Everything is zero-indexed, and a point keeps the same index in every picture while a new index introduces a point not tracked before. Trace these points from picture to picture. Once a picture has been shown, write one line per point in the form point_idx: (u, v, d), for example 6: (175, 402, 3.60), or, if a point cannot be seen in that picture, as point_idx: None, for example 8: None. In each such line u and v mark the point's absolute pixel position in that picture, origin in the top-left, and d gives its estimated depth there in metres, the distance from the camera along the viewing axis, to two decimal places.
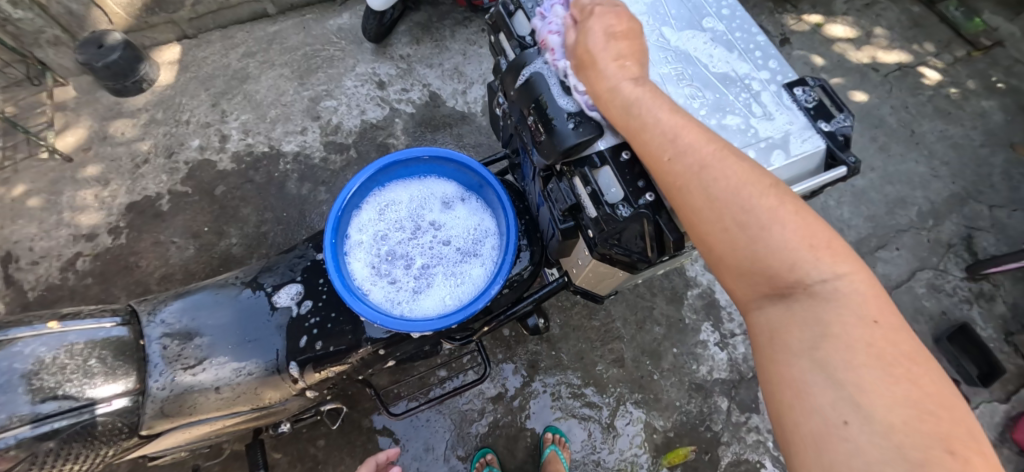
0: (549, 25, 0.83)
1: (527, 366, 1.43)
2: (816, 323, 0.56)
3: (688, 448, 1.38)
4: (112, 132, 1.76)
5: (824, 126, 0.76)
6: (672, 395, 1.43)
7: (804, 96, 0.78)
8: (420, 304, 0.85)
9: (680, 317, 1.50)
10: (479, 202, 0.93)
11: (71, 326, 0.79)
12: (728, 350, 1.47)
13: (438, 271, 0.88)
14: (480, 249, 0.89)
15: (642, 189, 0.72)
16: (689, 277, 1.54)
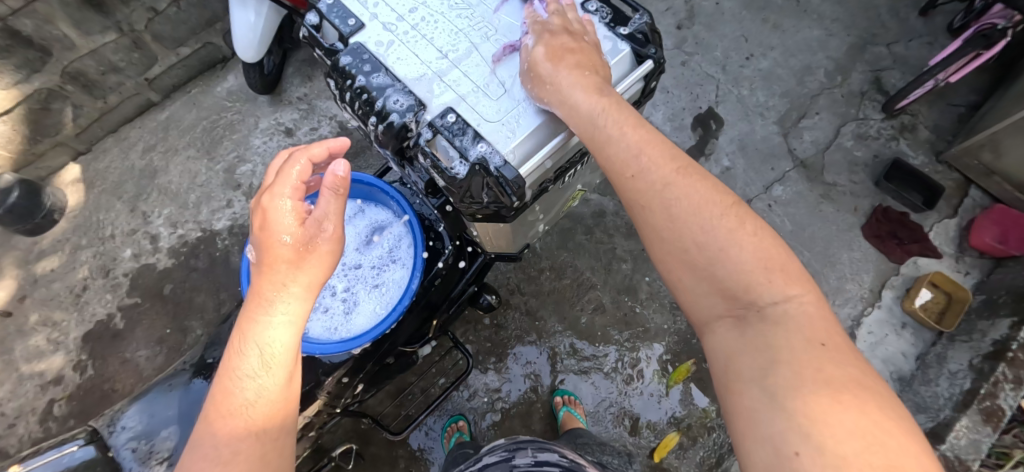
0: (353, 23, 0.85)
1: (522, 346, 1.46)
2: (779, 335, 0.60)
3: (690, 364, 1.44)
4: (41, 273, 1.71)
5: (624, 32, 0.84)
6: (659, 320, 1.48)
7: (601, 13, 0.86)
8: (353, 322, 1.00)
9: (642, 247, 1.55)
10: (372, 214, 1.07)
11: (34, 463, 0.82)
12: None
13: (363, 284, 1.02)
14: (393, 249, 1.03)
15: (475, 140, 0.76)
16: None
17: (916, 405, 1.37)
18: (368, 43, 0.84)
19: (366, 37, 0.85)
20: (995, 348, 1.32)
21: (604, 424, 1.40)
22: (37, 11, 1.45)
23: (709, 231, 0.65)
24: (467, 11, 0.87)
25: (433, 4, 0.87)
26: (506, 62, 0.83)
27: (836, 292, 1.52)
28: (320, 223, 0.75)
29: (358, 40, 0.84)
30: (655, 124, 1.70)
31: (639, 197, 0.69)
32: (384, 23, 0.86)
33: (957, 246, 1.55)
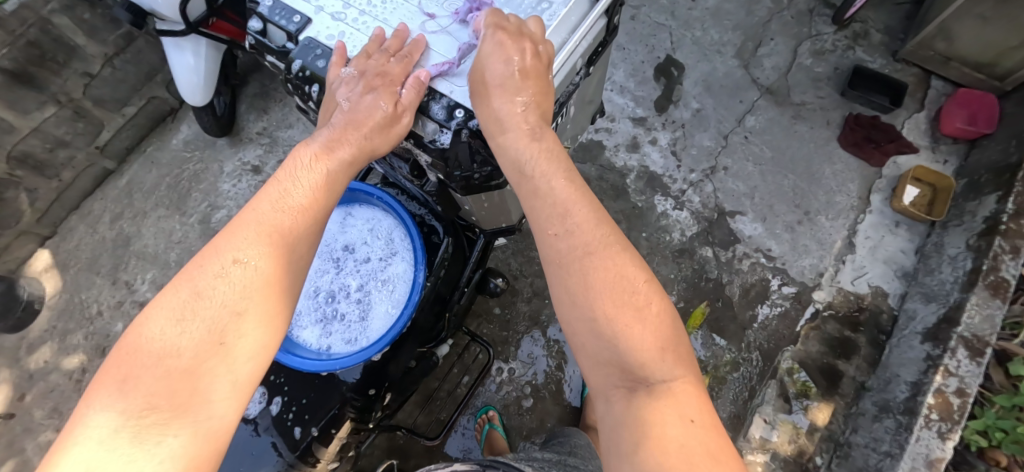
0: (298, 17, 0.79)
1: (539, 331, 1.45)
2: (658, 415, 0.58)
3: (703, 305, 1.49)
4: (35, 366, 1.65)
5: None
6: (665, 272, 1.52)
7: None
8: (372, 325, 0.97)
9: (632, 206, 1.57)
10: (362, 212, 1.03)
11: None
12: (687, 207, 1.57)
13: (371, 287, 0.99)
14: (392, 245, 1.00)
15: (450, 107, 0.75)
16: (620, 169, 1.61)
17: (925, 297, 1.40)
18: (320, 37, 0.79)
19: (315, 32, 0.79)
20: (987, 224, 1.35)
21: None
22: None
23: (623, 314, 0.62)
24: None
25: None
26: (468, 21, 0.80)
27: (828, 206, 1.55)
28: (381, 103, 0.73)
29: (309, 36, 0.79)
30: (618, 83, 1.69)
31: (557, 257, 0.66)
32: (332, 13, 0.80)
33: (931, 138, 1.58)
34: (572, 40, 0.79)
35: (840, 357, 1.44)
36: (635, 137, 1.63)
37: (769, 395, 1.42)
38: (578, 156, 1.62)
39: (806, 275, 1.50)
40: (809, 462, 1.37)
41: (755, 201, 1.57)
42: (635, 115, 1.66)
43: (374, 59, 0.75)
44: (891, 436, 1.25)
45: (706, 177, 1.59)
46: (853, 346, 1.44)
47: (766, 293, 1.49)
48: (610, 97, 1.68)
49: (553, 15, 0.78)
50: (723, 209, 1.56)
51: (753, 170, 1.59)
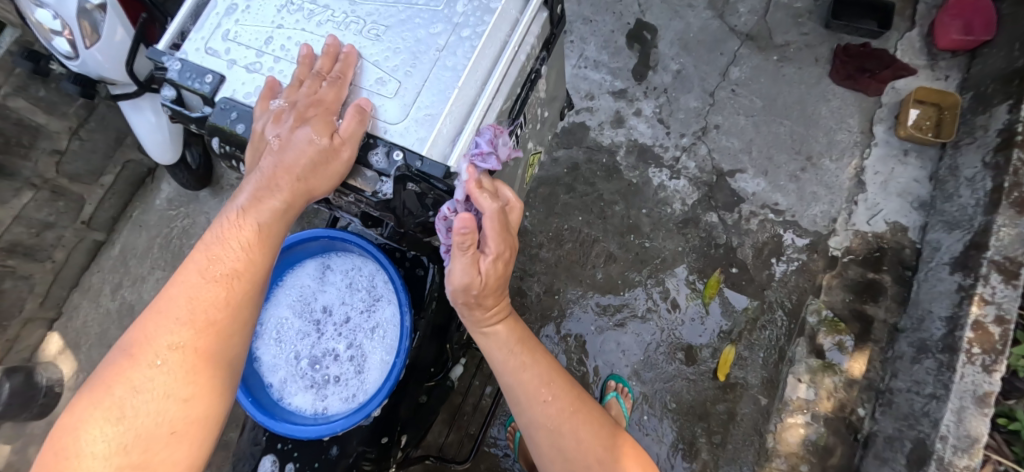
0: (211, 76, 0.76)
1: (552, 325, 1.44)
2: None
3: (718, 273, 1.44)
4: None
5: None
6: (672, 245, 1.46)
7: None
8: (367, 377, 0.98)
9: (627, 184, 1.51)
10: (336, 262, 1.04)
11: None
12: (683, 175, 1.50)
13: (359, 339, 1.00)
14: (375, 291, 1.01)
15: (388, 153, 0.70)
16: (609, 147, 1.55)
17: (947, 225, 1.33)
18: (237, 93, 0.76)
19: (231, 89, 0.76)
20: (1003, 138, 1.27)
21: (659, 365, 1.40)
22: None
23: None
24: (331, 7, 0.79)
25: (290, 19, 0.79)
26: (397, 42, 0.74)
27: (830, 147, 1.48)
28: (313, 135, 0.68)
29: (225, 95, 0.76)
30: (591, 57, 1.61)
31: None
32: (246, 64, 0.77)
33: (928, 55, 1.49)
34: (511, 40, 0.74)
35: (867, 302, 1.38)
36: (618, 111, 1.56)
37: (799, 353, 1.37)
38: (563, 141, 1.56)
39: (819, 223, 1.44)
40: (852, 415, 1.33)
41: (753, 156, 1.50)
42: (614, 88, 1.58)
43: (307, 85, 0.71)
44: (933, 377, 1.20)
45: (698, 140, 1.52)
46: (879, 289, 1.38)
47: (780, 249, 1.44)
48: (585, 73, 1.60)
49: (488, 13, 0.73)
50: (721, 170, 1.50)
51: (746, 124, 1.52)
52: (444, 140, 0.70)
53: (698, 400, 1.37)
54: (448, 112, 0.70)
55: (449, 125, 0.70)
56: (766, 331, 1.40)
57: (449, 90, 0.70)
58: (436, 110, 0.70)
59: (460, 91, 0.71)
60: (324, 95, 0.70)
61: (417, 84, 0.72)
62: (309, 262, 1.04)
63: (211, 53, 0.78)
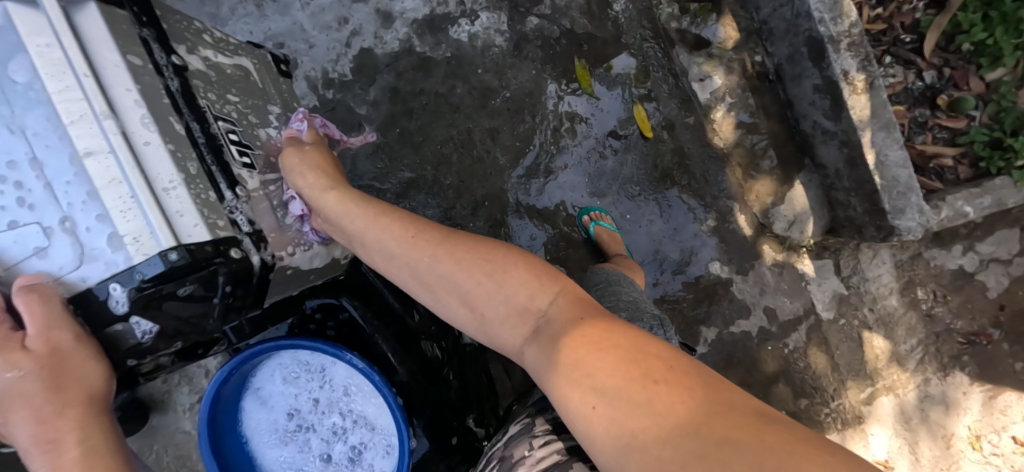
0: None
1: (511, 218, 1.42)
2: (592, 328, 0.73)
3: (578, 61, 1.41)
4: None
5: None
6: (529, 75, 1.40)
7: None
8: (379, 420, 1.09)
9: (448, 62, 1.39)
10: (264, 385, 1.10)
11: None
12: (479, 11, 1.38)
13: (344, 410, 1.10)
14: (314, 364, 1.10)
15: (111, 294, 0.68)
16: (404, 46, 1.38)
17: None
18: None
19: None
20: None
21: (606, 168, 1.45)
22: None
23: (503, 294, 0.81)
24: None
25: None
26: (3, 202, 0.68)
27: None
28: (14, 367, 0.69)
29: None
30: None
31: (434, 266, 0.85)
32: None
33: None
34: (107, 91, 0.70)
35: None
36: (379, 10, 1.37)
37: (686, 61, 1.44)
38: (364, 82, 1.38)
39: None
40: (754, 66, 1.43)
41: None
42: None
43: None
44: None
45: None
46: None
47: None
48: (317, 3, 1.36)
49: (54, 103, 0.67)
50: None
51: None
52: (124, 237, 0.67)
53: (653, 165, 1.44)
54: (116, 214, 0.67)
55: (126, 219, 0.67)
56: (647, 63, 1.42)
57: (94, 194, 0.67)
58: (109, 213, 0.67)
59: (86, 176, 0.67)
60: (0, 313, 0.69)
61: (65, 211, 0.68)
62: (249, 405, 1.11)
63: None
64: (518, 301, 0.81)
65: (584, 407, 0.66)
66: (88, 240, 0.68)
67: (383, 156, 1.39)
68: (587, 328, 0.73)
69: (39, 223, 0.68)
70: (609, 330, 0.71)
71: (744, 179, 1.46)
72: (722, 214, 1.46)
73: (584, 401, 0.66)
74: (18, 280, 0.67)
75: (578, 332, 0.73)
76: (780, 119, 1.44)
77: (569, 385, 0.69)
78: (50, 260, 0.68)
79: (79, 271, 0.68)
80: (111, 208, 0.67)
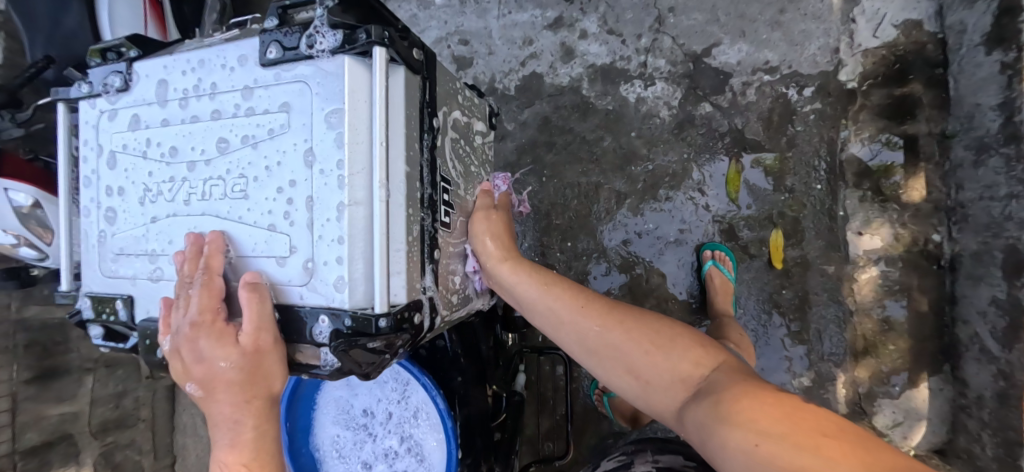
0: (118, 308, 0.80)
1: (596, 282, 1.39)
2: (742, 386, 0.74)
3: (735, 163, 1.30)
4: None
5: (276, 54, 0.69)
6: (678, 157, 1.34)
7: (259, 43, 0.71)
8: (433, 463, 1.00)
9: (605, 114, 1.38)
10: None
11: None
12: (657, 78, 1.35)
13: (406, 432, 1.02)
14: (401, 375, 1.02)
15: (319, 321, 0.69)
16: (570, 85, 1.41)
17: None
18: (142, 308, 0.80)
19: (139, 309, 0.80)
20: None
21: None
22: (26, 422, 1.42)
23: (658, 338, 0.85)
24: (193, 187, 0.75)
25: (156, 208, 0.77)
26: (269, 209, 0.71)
27: None
28: (218, 364, 0.67)
29: (144, 316, 0.79)
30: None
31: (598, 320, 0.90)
32: (144, 277, 0.78)
33: None
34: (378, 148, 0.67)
35: (904, 121, 1.23)
36: (562, 45, 1.41)
37: (851, 207, 1.26)
38: (523, 102, 1.44)
39: (821, 61, 1.25)
40: (929, 244, 1.23)
41: (723, 22, 1.31)
42: (549, 21, 1.42)
43: (182, 300, 0.70)
44: (1005, 176, 1.04)
45: (658, 34, 1.35)
46: (910, 104, 1.22)
47: (791, 108, 1.27)
48: (512, 19, 1.44)
49: (343, 139, 0.66)
50: (694, 54, 1.33)
51: None
52: (351, 288, 0.68)
53: (768, 296, 1.30)
54: (355, 267, 0.67)
55: (359, 275, 0.68)
56: (811, 192, 1.27)
57: (342, 238, 0.67)
58: (344, 263, 0.67)
59: (346, 224, 0.67)
60: (198, 306, 0.68)
61: (309, 243, 0.69)
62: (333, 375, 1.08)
63: (112, 273, 0.81)
64: (670, 358, 0.82)
65: (742, 450, 0.66)
66: (320, 277, 0.68)
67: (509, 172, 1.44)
68: (743, 384, 0.74)
69: (285, 244, 0.70)
70: (769, 392, 0.71)
71: (862, 353, 1.26)
72: (821, 378, 1.27)
73: (748, 442, 0.65)
74: (245, 276, 0.70)
75: (742, 386, 0.73)
76: (935, 312, 1.22)
77: (725, 431, 0.68)
78: (283, 275, 0.71)
79: (304, 299, 0.70)
80: (353, 260, 0.67)
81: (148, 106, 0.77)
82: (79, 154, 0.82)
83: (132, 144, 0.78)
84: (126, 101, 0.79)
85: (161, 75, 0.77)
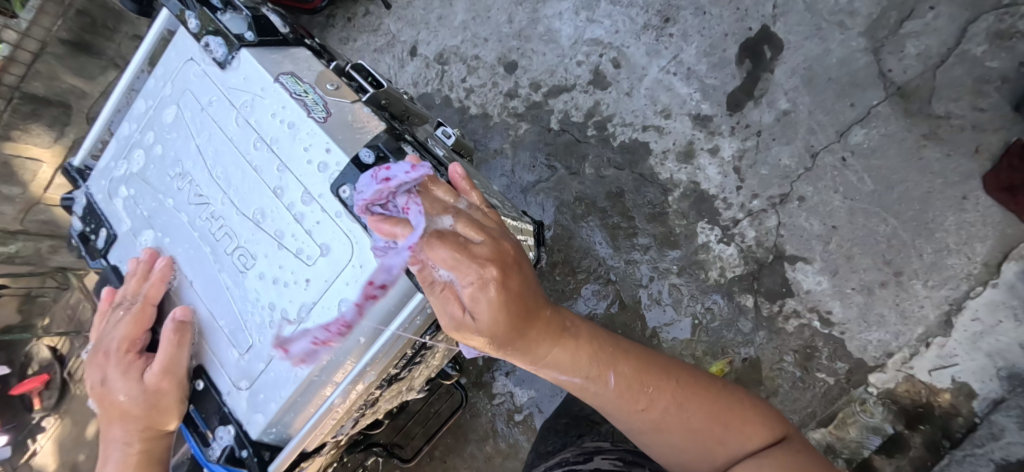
0: (107, 234, 0.92)
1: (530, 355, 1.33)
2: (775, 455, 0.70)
3: (724, 362, 1.27)
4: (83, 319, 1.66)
5: (347, 199, 0.71)
6: (690, 315, 1.30)
7: (342, 173, 0.72)
8: None
9: (669, 231, 1.31)
10: None
11: None
12: (735, 243, 1.28)
13: None
14: None
15: (226, 418, 0.79)
16: (664, 182, 1.32)
17: None
18: (124, 247, 0.90)
19: (121, 247, 0.90)
20: None
21: None
22: (40, 73, 1.42)
23: (681, 408, 0.73)
24: (214, 216, 0.81)
25: (179, 199, 0.85)
26: (247, 300, 0.78)
27: (932, 269, 1.18)
28: (126, 394, 0.78)
29: (120, 258, 0.91)
30: (686, 64, 1.33)
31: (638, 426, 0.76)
32: (141, 233, 0.88)
33: None
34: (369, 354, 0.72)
35: (879, 450, 1.21)
36: (689, 144, 1.32)
37: None
38: (617, 159, 1.36)
39: (869, 350, 1.21)
40: None
41: (828, 247, 1.23)
42: (698, 112, 1.32)
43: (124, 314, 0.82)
44: None
45: (772, 207, 1.26)
46: (899, 442, 1.20)
47: (809, 362, 1.23)
48: (670, 83, 1.34)
49: (332, 319, 0.71)
50: (781, 251, 1.25)
51: (839, 206, 1.23)
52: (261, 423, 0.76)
53: None
54: (276, 413, 0.75)
55: (272, 420, 0.76)
56: None
57: (280, 385, 0.74)
58: (269, 403, 0.75)
59: (291, 381, 0.74)
60: (128, 333, 0.80)
61: (258, 356, 0.76)
62: None
63: (123, 205, 0.90)
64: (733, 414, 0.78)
65: None
66: (251, 390, 0.77)
67: (556, 207, 1.39)
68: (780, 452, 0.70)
69: (244, 340, 0.78)
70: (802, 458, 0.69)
71: None
72: None
73: None
74: (178, 311, 0.80)
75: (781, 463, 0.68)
76: None
77: None
78: (224, 358, 0.79)
79: (228, 389, 0.79)
80: (277, 410, 0.75)
81: (228, 111, 0.81)
82: (148, 90, 0.89)
83: (198, 129, 0.84)
84: (219, 81, 0.82)
85: (254, 95, 0.79)
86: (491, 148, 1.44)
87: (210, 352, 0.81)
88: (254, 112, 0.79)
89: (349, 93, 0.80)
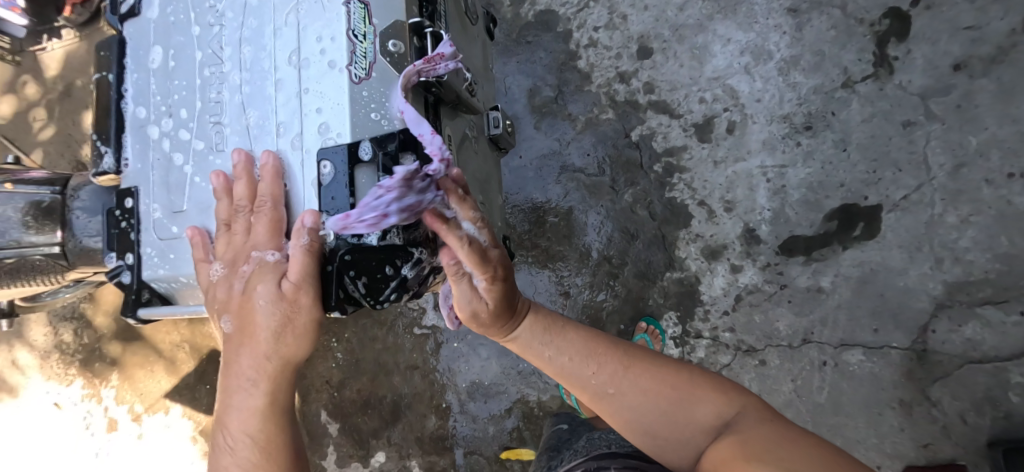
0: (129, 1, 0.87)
1: None
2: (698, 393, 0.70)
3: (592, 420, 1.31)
4: None
5: (325, 173, 0.72)
6: None
7: (334, 148, 0.72)
8: None
9: (643, 297, 1.31)
10: None
11: (18, 190, 0.91)
12: (682, 349, 1.28)
13: None
14: None
15: (128, 247, 0.84)
16: (676, 257, 1.29)
17: None
18: (134, 26, 0.87)
19: (131, 23, 0.87)
20: None
21: (487, 406, 1.38)
22: None
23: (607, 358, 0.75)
24: (220, 78, 0.80)
25: (201, 34, 0.82)
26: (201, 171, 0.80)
27: None
28: (263, 299, 0.70)
29: (125, 33, 0.88)
30: (785, 180, 1.25)
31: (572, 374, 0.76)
32: (155, 28, 0.85)
33: None
34: None
35: None
36: (723, 245, 1.27)
37: None
38: (655, 208, 1.31)
39: None
40: None
41: None
42: (754, 228, 1.25)
43: (243, 215, 0.75)
44: None
45: (734, 349, 1.25)
46: None
47: None
48: (756, 185, 1.26)
49: None
50: None
51: (784, 392, 1.23)
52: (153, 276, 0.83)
53: (473, 443, 1.38)
54: (172, 279, 0.82)
55: (165, 281, 0.83)
56: None
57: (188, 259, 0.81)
58: (168, 268, 0.82)
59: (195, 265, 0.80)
60: (261, 235, 0.73)
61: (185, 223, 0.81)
62: None
63: None
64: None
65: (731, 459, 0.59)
66: (162, 247, 0.82)
67: (577, 202, 1.35)
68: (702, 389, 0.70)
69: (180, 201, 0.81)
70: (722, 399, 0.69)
71: None
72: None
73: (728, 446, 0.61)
74: (268, 181, 0.73)
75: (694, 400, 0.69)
76: None
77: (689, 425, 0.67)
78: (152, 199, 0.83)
79: (143, 222, 0.83)
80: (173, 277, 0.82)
81: None
82: None
83: None
84: None
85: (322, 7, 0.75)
86: (569, 110, 1.37)
87: (148, 183, 0.83)
88: (310, 23, 0.75)
89: (406, 65, 0.75)
